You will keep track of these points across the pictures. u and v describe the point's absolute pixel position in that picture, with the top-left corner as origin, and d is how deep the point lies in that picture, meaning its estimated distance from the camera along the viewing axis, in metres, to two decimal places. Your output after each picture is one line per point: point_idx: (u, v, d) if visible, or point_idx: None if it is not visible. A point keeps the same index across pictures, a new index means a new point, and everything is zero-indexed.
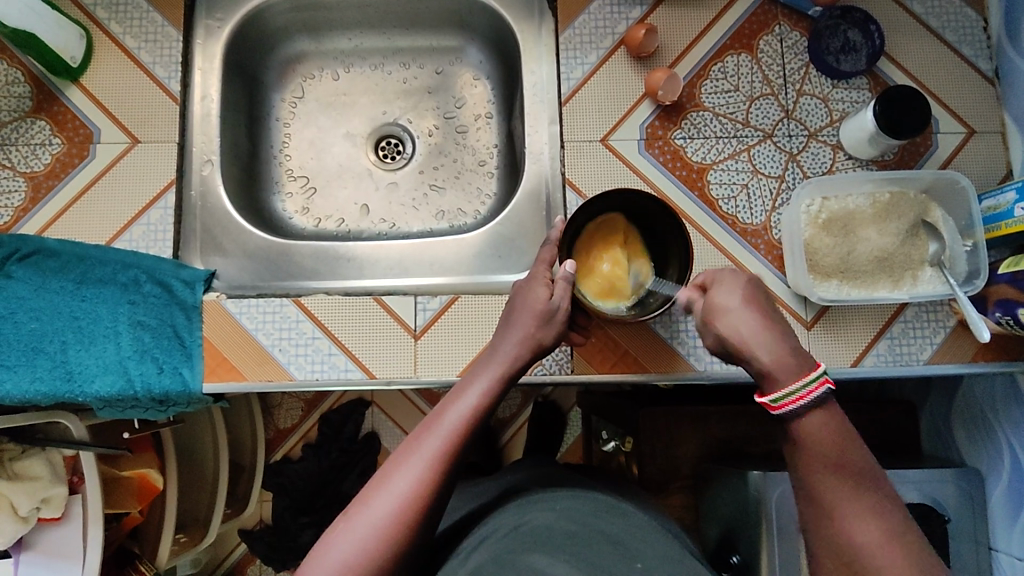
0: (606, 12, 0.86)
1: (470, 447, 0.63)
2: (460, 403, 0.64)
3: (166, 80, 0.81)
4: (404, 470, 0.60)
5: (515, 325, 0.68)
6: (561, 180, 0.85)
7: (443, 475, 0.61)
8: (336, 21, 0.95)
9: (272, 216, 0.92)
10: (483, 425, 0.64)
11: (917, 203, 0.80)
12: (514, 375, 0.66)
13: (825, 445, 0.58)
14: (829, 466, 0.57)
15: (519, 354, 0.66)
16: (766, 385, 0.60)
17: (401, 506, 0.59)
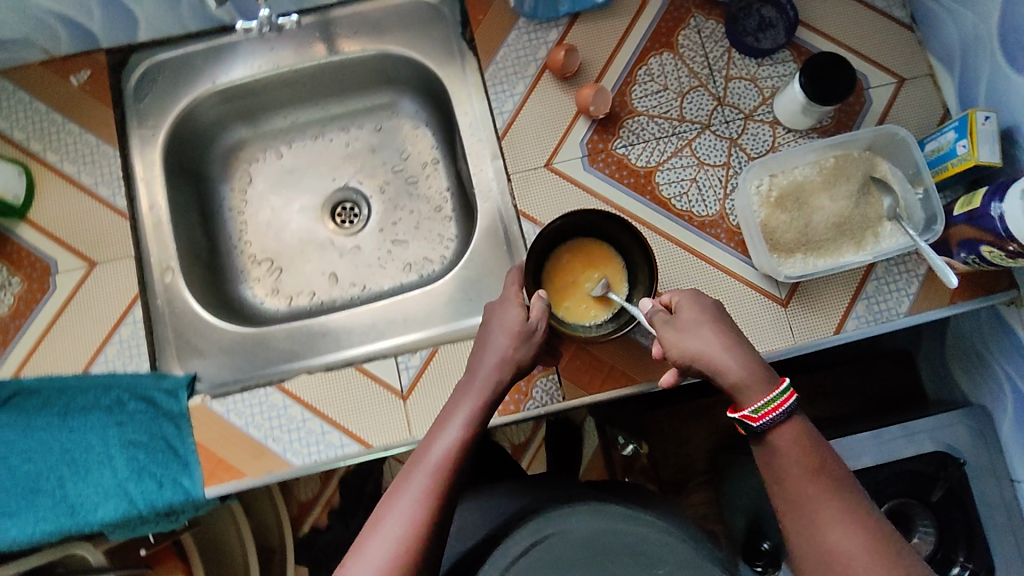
0: (525, 40, 0.87)
1: (463, 478, 0.60)
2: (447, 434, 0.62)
3: (110, 198, 0.82)
4: (396, 511, 0.57)
5: (490, 348, 0.67)
6: (515, 212, 0.86)
7: (439, 510, 0.57)
8: (267, 103, 0.95)
9: (244, 305, 0.93)
10: (473, 453, 0.62)
11: (862, 161, 0.82)
12: (494, 398, 0.65)
13: (797, 447, 0.58)
14: (803, 470, 0.57)
15: (496, 376, 0.65)
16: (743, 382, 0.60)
17: (400, 548, 0.55)
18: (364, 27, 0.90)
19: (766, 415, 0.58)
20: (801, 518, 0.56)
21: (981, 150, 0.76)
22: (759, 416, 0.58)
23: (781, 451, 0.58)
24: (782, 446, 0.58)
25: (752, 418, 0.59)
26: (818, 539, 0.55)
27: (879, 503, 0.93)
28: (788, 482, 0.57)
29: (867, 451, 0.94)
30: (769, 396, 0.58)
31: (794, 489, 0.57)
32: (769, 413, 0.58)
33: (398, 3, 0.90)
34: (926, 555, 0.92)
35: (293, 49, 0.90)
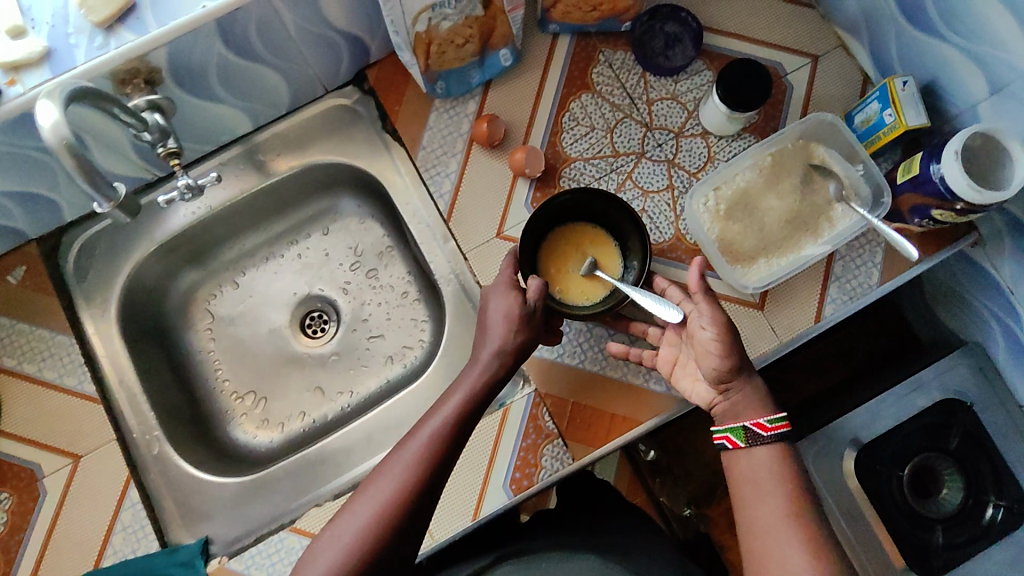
0: (446, 119, 0.87)
1: (452, 456, 0.65)
2: (444, 410, 0.67)
3: (78, 386, 0.81)
4: (388, 476, 0.62)
5: (491, 330, 0.71)
6: (479, 288, 0.85)
7: (428, 477, 0.62)
8: (209, 241, 0.94)
9: (236, 447, 0.91)
10: (463, 434, 0.66)
11: (798, 152, 0.82)
12: (492, 383, 0.69)
13: (772, 471, 0.65)
14: (777, 491, 0.63)
15: (495, 357, 0.69)
16: (739, 404, 0.69)
17: (381, 510, 0.60)
18: (286, 145, 0.90)
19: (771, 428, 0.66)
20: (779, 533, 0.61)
21: (908, 115, 0.77)
22: (770, 425, 0.67)
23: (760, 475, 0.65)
24: (768, 460, 0.66)
25: (763, 426, 0.67)
26: (779, 551, 0.60)
27: (902, 465, 0.93)
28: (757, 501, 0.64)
29: (879, 417, 0.94)
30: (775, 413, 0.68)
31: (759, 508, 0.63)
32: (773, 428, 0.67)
33: (312, 114, 0.89)
34: (957, 506, 0.91)
35: (222, 186, 0.89)
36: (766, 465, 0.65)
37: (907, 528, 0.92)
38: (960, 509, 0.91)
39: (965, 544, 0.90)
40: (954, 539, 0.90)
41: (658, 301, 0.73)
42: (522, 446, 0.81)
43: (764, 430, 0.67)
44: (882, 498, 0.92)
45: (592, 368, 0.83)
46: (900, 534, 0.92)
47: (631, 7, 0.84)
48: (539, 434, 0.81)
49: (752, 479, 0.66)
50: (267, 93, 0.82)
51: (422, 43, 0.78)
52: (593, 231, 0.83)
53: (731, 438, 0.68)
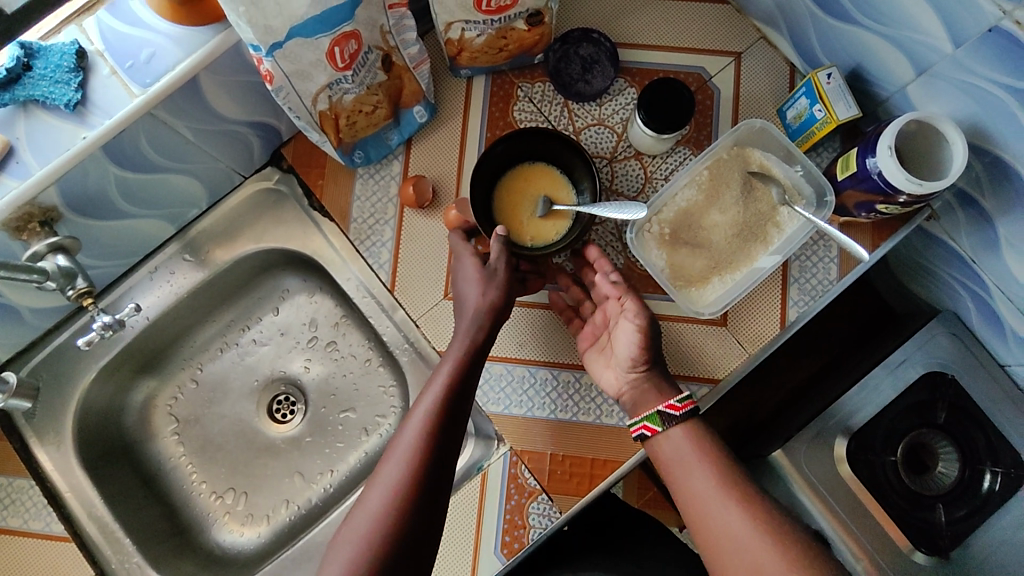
0: (372, 186, 0.84)
1: (455, 424, 0.64)
2: (436, 383, 0.66)
3: (46, 528, 0.81)
4: (393, 459, 0.61)
5: (465, 302, 0.72)
6: (436, 354, 0.82)
7: (433, 449, 0.61)
8: (157, 347, 0.92)
9: (223, 551, 0.89)
10: (460, 404, 0.65)
11: (734, 160, 0.79)
12: (477, 346, 0.69)
13: (691, 449, 0.67)
14: (703, 467, 0.65)
15: (472, 325, 0.70)
16: (644, 393, 0.71)
17: (395, 488, 0.59)
18: (214, 239, 0.86)
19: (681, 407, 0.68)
20: (726, 521, 0.61)
21: (837, 109, 0.74)
22: (680, 405, 0.68)
23: (685, 461, 0.66)
24: (681, 440, 0.68)
25: (674, 407, 0.68)
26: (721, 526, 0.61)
27: (894, 448, 0.91)
28: (693, 490, 0.65)
29: (865, 402, 0.92)
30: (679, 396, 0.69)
31: (698, 498, 0.64)
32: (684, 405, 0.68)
33: (234, 204, 0.86)
34: (954, 480, 0.90)
35: (154, 294, 0.85)
36: (682, 445, 0.68)
37: (907, 509, 0.90)
38: (959, 482, 0.90)
39: (965, 517, 0.89)
40: (956, 514, 0.89)
41: (619, 207, 0.72)
42: (507, 508, 0.79)
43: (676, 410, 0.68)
44: (879, 486, 0.91)
45: (565, 416, 0.81)
46: (903, 518, 0.90)
47: (540, 40, 0.80)
48: (521, 493, 0.79)
49: (675, 462, 0.67)
50: (179, 196, 0.79)
51: (328, 120, 0.74)
52: (548, 168, 0.81)
53: (649, 427, 0.69)
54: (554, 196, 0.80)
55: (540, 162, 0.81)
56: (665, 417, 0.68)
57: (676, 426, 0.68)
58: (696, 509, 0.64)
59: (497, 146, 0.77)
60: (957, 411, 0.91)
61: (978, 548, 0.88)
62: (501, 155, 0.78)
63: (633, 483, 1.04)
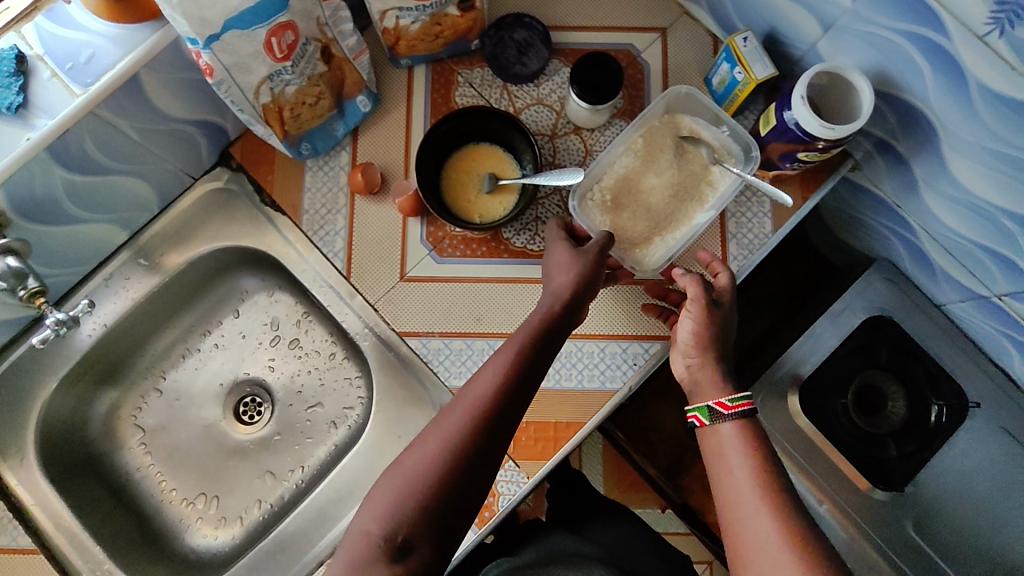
0: (322, 177, 0.86)
1: (528, 381, 0.64)
2: (535, 314, 0.68)
3: (13, 541, 0.79)
4: (485, 372, 0.63)
5: (560, 250, 0.73)
6: (397, 336, 0.84)
7: (526, 369, 0.63)
8: (119, 356, 0.91)
9: (197, 556, 0.89)
10: (555, 336, 0.67)
11: (666, 126, 0.83)
12: (580, 285, 0.70)
13: (737, 445, 0.64)
14: (746, 466, 0.62)
15: (556, 293, 0.69)
16: (707, 382, 0.69)
17: (485, 392, 0.61)
18: (169, 243, 0.87)
19: (735, 409, 0.66)
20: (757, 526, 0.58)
21: (755, 69, 0.80)
22: (732, 404, 0.66)
23: (730, 455, 0.63)
24: (727, 436, 0.65)
25: (723, 406, 0.66)
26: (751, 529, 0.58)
27: (844, 392, 0.97)
28: (734, 489, 0.61)
29: (812, 350, 0.96)
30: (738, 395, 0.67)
31: (737, 500, 0.60)
32: (738, 407, 0.66)
33: (185, 206, 0.87)
34: (904, 418, 0.95)
35: (112, 301, 0.86)
36: (727, 440, 0.65)
37: (861, 448, 0.96)
38: (908, 420, 0.95)
39: (915, 452, 0.93)
40: (906, 449, 0.94)
41: (554, 175, 0.77)
42: None
43: (729, 411, 0.66)
44: (831, 428, 0.96)
45: None
46: (858, 456, 0.95)
47: (473, 25, 0.83)
48: None
49: (716, 454, 0.65)
50: (130, 200, 0.80)
51: (272, 113, 0.76)
52: (493, 148, 0.85)
53: (698, 417, 0.67)
54: (501, 173, 0.84)
55: (486, 142, 0.85)
56: (715, 412, 0.66)
57: (728, 422, 0.66)
58: (736, 510, 0.60)
59: (441, 127, 0.80)
60: (901, 351, 0.96)
61: (930, 482, 0.91)
62: (446, 135, 0.82)
63: (612, 472, 1.19)
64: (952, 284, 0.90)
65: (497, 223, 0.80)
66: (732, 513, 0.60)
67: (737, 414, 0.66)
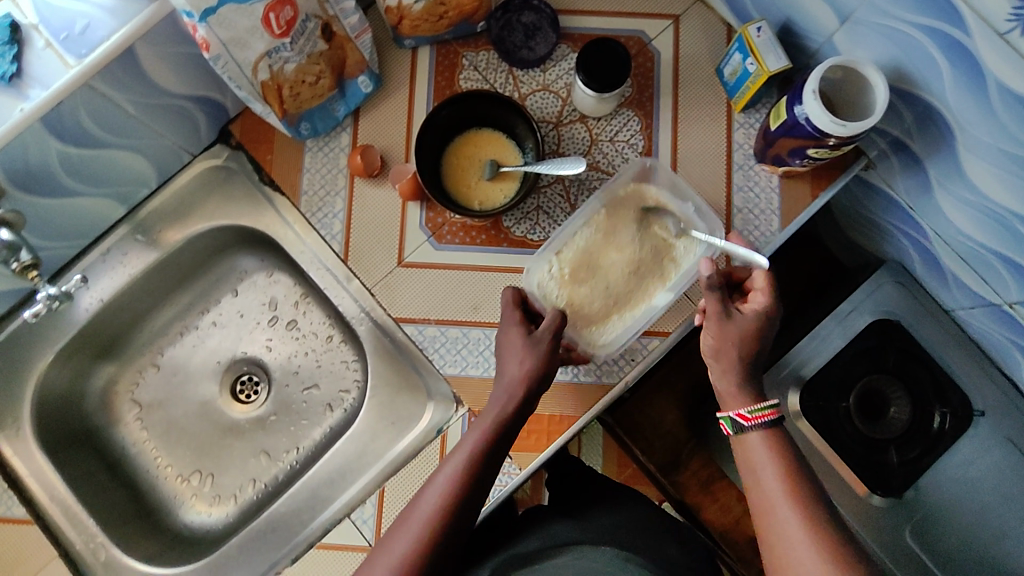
0: (321, 158, 0.84)
1: (477, 490, 0.67)
2: (484, 417, 0.70)
3: (9, 510, 0.80)
4: (437, 483, 0.67)
5: (512, 339, 0.73)
6: (392, 321, 0.83)
7: (474, 479, 0.67)
8: (116, 331, 0.92)
9: (190, 532, 0.89)
10: (503, 439, 0.69)
11: (631, 199, 0.80)
12: (531, 385, 0.70)
13: (766, 453, 0.66)
14: (776, 473, 0.64)
15: (507, 391, 0.70)
16: (732, 391, 0.70)
17: (435, 509, 0.65)
18: (165, 220, 0.86)
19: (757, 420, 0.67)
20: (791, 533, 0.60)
21: (767, 61, 0.77)
22: (752, 416, 0.67)
23: (760, 465, 0.65)
24: (756, 444, 0.67)
25: (745, 418, 0.68)
26: (784, 534, 0.60)
27: (847, 395, 0.95)
28: (766, 495, 0.63)
29: (815, 352, 0.94)
30: (762, 406, 0.68)
31: (775, 509, 0.62)
32: (760, 418, 0.67)
33: (184, 182, 0.86)
34: (907, 423, 0.93)
35: (108, 276, 0.86)
36: (756, 446, 0.67)
37: (863, 453, 0.93)
38: (911, 425, 0.93)
39: (918, 458, 0.91)
40: (908, 455, 0.92)
41: (552, 164, 0.75)
42: None
43: (751, 422, 0.67)
44: (833, 432, 0.94)
45: None
46: (859, 460, 0.93)
47: (479, 7, 0.81)
48: None
49: (746, 460, 0.67)
50: (127, 174, 0.80)
51: (271, 91, 0.75)
52: (495, 134, 0.83)
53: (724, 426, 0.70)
54: (502, 159, 0.82)
55: (488, 128, 0.83)
56: (737, 424, 0.68)
57: (756, 431, 0.67)
58: (775, 518, 0.62)
59: (443, 112, 0.79)
60: (908, 355, 0.94)
61: (930, 489, 0.90)
62: (446, 119, 0.80)
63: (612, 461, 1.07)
64: (962, 289, 0.87)
65: (498, 210, 0.79)
66: (771, 521, 0.62)
67: (760, 425, 0.67)
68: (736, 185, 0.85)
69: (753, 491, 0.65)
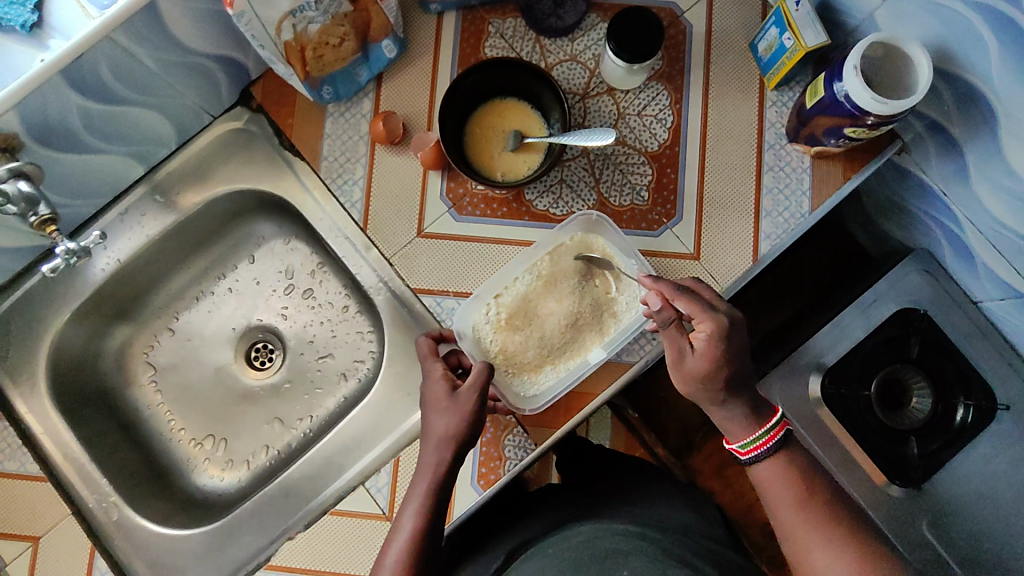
0: (343, 124, 0.83)
1: (433, 543, 0.65)
2: (423, 470, 0.67)
3: (22, 467, 0.79)
4: (393, 547, 0.63)
5: (432, 399, 0.70)
6: (411, 292, 0.82)
7: (428, 533, 0.64)
8: (131, 293, 0.91)
9: (203, 495, 0.90)
10: (448, 487, 0.67)
11: (574, 249, 0.80)
12: (467, 432, 0.68)
13: (780, 482, 0.68)
14: (795, 503, 0.66)
15: (439, 448, 0.67)
16: (728, 423, 0.71)
17: (396, 573, 0.61)
18: (184, 182, 0.85)
19: (753, 449, 0.69)
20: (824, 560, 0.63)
21: (805, 36, 0.74)
22: (746, 450, 0.70)
23: (778, 496, 0.67)
24: (766, 475, 0.68)
25: (741, 452, 0.70)
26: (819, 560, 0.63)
27: (868, 384, 0.93)
28: (789, 526, 0.66)
29: (837, 340, 0.92)
30: (757, 433, 0.69)
31: (803, 542, 0.65)
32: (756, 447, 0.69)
33: (204, 143, 0.85)
34: (927, 415, 0.91)
35: (126, 237, 0.85)
36: (769, 475, 0.68)
37: (881, 444, 0.91)
38: (931, 418, 0.91)
39: (939, 450, 0.89)
40: (928, 448, 0.90)
41: (581, 136, 0.73)
42: (482, 442, 0.80)
43: (749, 451, 0.70)
44: (853, 421, 0.92)
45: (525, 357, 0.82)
46: (876, 450, 0.91)
47: None
48: (497, 426, 0.80)
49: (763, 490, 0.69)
50: (148, 133, 0.79)
51: (294, 52, 0.74)
52: (519, 104, 0.81)
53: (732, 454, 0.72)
54: (527, 130, 0.80)
55: (513, 98, 0.81)
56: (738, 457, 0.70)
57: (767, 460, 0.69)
58: (801, 551, 0.65)
59: (468, 79, 0.77)
60: (935, 344, 0.91)
61: (948, 481, 0.89)
62: (471, 87, 0.78)
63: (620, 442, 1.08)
64: (992, 281, 0.85)
65: (520, 182, 0.77)
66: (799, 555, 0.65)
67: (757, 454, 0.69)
68: (767, 165, 0.82)
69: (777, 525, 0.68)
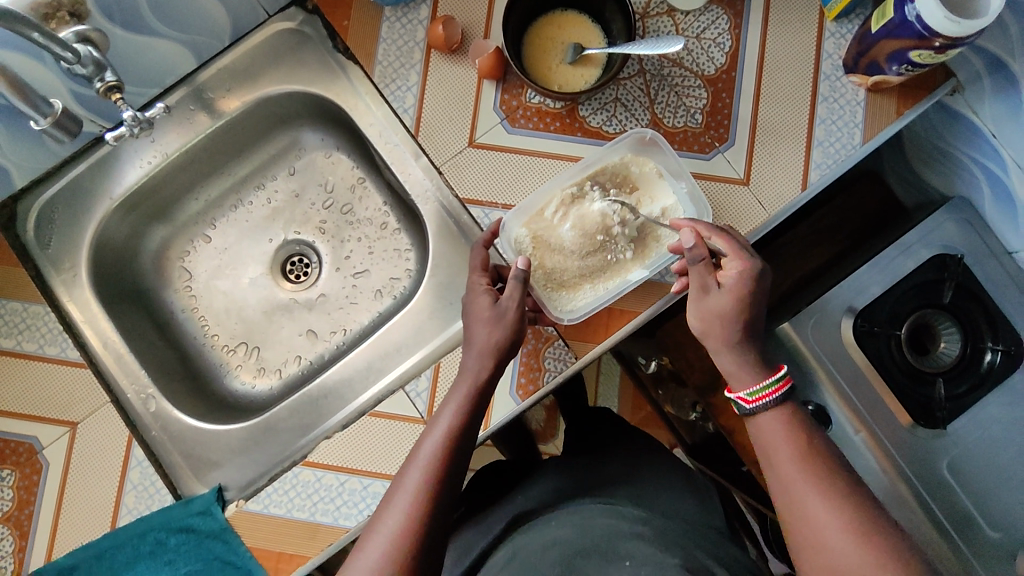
0: (399, 29, 0.82)
1: (469, 442, 0.65)
2: (465, 375, 0.68)
3: (62, 353, 0.79)
4: (428, 441, 0.64)
5: (474, 310, 0.71)
6: (460, 203, 0.82)
7: (465, 431, 0.65)
8: (171, 193, 0.90)
9: (236, 399, 0.90)
10: (488, 393, 0.68)
11: (620, 171, 0.81)
12: (511, 339, 0.69)
13: (783, 435, 0.63)
14: (794, 457, 0.61)
15: (480, 357, 0.68)
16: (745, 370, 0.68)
17: (429, 462, 0.62)
18: (234, 79, 0.84)
19: (761, 397, 0.65)
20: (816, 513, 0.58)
21: None
22: (752, 398, 0.65)
23: (775, 448, 0.63)
24: (768, 426, 0.64)
25: (747, 400, 0.66)
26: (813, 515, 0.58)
27: (900, 324, 0.92)
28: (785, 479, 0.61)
29: (872, 282, 0.93)
30: (766, 382, 0.65)
31: (796, 494, 0.60)
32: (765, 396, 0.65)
33: (257, 42, 0.84)
34: (957, 357, 0.91)
35: (173, 130, 0.84)
36: (771, 429, 0.64)
37: (906, 384, 0.92)
38: (960, 360, 0.90)
39: (964, 394, 0.90)
40: (955, 391, 0.90)
41: (652, 45, 0.73)
42: (523, 354, 0.80)
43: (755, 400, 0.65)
44: (882, 364, 0.92)
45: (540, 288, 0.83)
46: (905, 394, 0.92)
47: None
48: (538, 339, 0.80)
49: (762, 443, 0.64)
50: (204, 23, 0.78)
51: None
52: (580, 18, 0.81)
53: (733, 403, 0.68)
54: (586, 44, 0.80)
55: (573, 11, 0.81)
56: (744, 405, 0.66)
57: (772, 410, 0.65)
58: (793, 495, 0.60)
59: None
60: (969, 292, 0.91)
61: (973, 426, 0.90)
62: None
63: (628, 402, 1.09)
64: None
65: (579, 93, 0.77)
66: (790, 499, 0.60)
67: (765, 403, 0.64)
68: (821, 96, 0.82)
69: (770, 473, 0.63)
